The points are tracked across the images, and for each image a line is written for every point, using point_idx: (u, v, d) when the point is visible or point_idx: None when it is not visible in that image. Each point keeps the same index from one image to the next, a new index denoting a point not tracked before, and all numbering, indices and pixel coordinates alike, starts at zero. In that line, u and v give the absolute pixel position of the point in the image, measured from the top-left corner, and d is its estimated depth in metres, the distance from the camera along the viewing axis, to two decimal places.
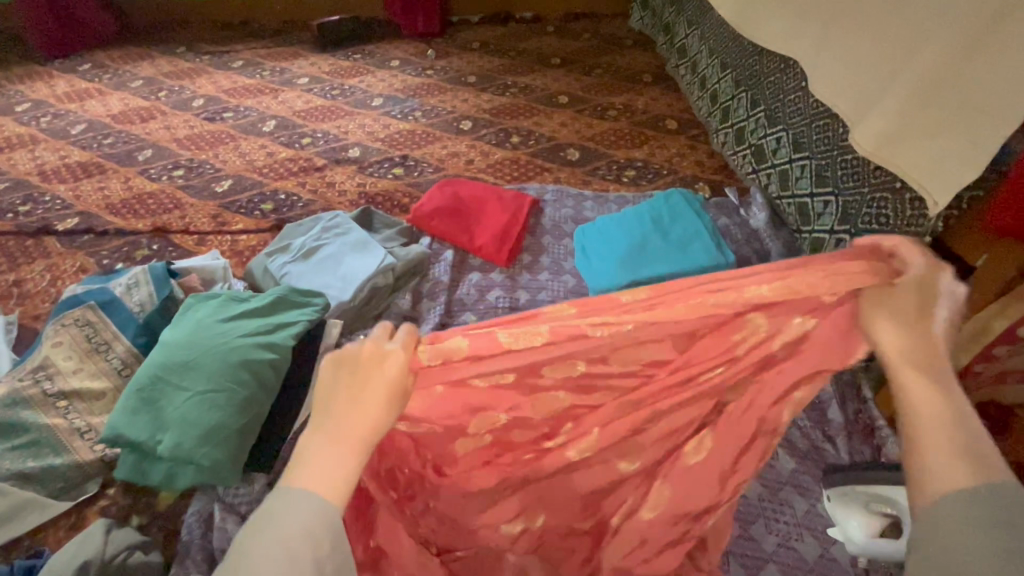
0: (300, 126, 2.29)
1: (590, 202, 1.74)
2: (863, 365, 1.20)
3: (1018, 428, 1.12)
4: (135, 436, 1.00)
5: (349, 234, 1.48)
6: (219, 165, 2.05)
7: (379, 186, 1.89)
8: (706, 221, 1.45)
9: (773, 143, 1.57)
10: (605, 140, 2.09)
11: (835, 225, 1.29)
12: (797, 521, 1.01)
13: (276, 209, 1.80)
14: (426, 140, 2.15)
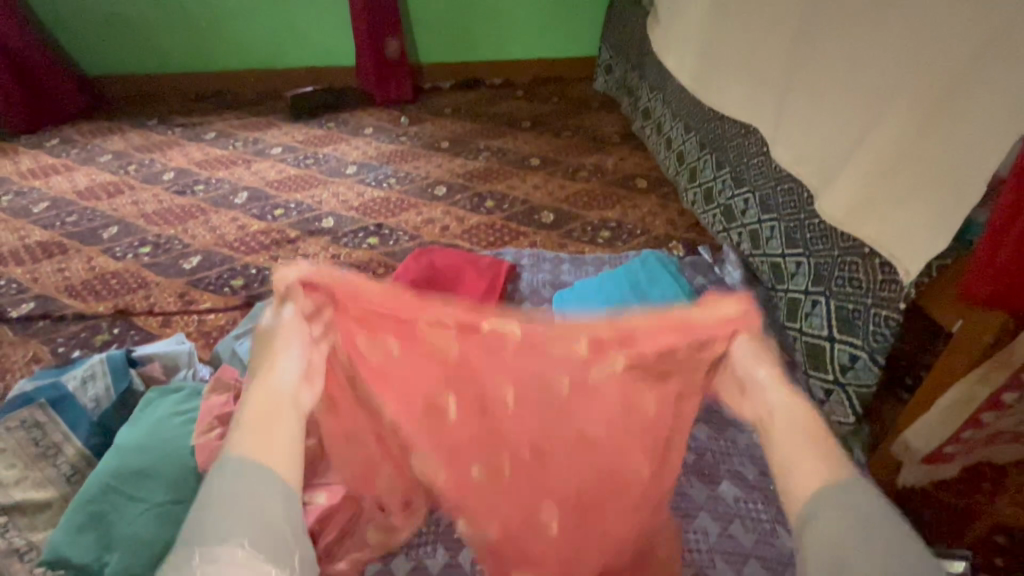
0: (273, 196, 2.28)
1: (567, 265, 1.74)
2: (852, 429, 1.18)
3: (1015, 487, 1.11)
4: (77, 559, 0.91)
5: None
6: (188, 241, 2.00)
7: (354, 257, 1.86)
8: (683, 285, 1.45)
9: (742, 204, 1.62)
10: (577, 202, 2.12)
11: (810, 286, 1.30)
12: None
13: (247, 285, 1.74)
14: (401, 208, 2.15)
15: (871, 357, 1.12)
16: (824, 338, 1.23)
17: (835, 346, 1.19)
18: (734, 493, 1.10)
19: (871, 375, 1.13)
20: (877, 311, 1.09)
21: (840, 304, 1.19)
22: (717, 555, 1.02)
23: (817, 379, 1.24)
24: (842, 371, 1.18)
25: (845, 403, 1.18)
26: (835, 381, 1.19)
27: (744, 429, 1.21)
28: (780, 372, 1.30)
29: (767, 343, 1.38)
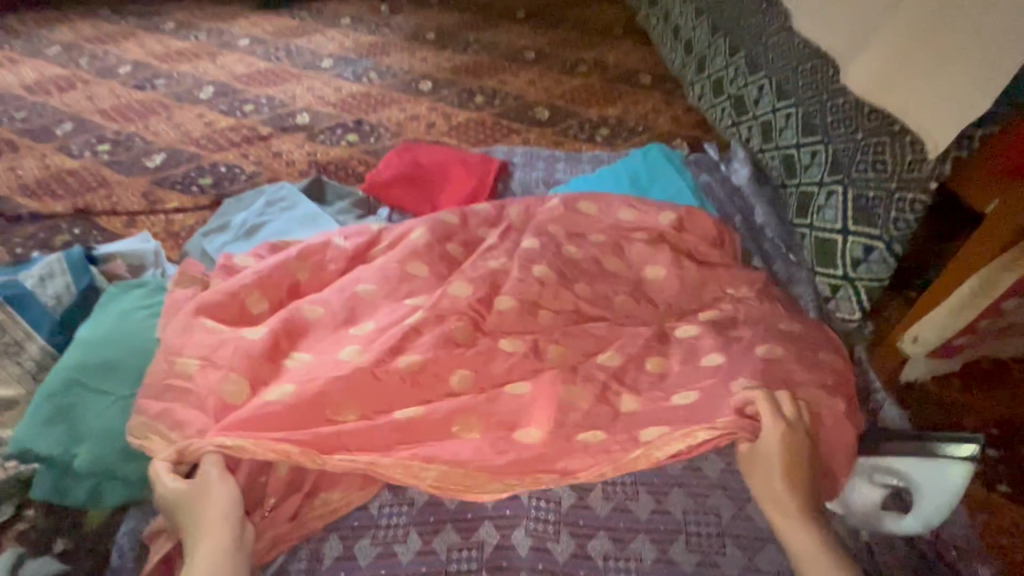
0: (242, 92, 2.08)
1: (562, 163, 1.62)
2: (856, 326, 1.13)
3: (1012, 383, 1.10)
4: (46, 452, 0.85)
5: (296, 208, 1.34)
6: (150, 138, 1.83)
7: (332, 154, 1.71)
8: (687, 179, 1.38)
9: (755, 92, 1.47)
10: (574, 98, 1.94)
11: (825, 176, 1.18)
12: None
13: (216, 183, 1.60)
14: (382, 104, 1.97)
15: (888, 248, 1.07)
16: (837, 232, 1.13)
17: (849, 240, 1.11)
18: None
19: (885, 268, 1.08)
20: (901, 197, 1.04)
21: (860, 193, 1.10)
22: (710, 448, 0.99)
23: (823, 277, 1.16)
24: (853, 266, 1.11)
25: (852, 300, 1.12)
26: (844, 278, 1.12)
27: None
28: (784, 271, 1.24)
29: (773, 242, 1.30)
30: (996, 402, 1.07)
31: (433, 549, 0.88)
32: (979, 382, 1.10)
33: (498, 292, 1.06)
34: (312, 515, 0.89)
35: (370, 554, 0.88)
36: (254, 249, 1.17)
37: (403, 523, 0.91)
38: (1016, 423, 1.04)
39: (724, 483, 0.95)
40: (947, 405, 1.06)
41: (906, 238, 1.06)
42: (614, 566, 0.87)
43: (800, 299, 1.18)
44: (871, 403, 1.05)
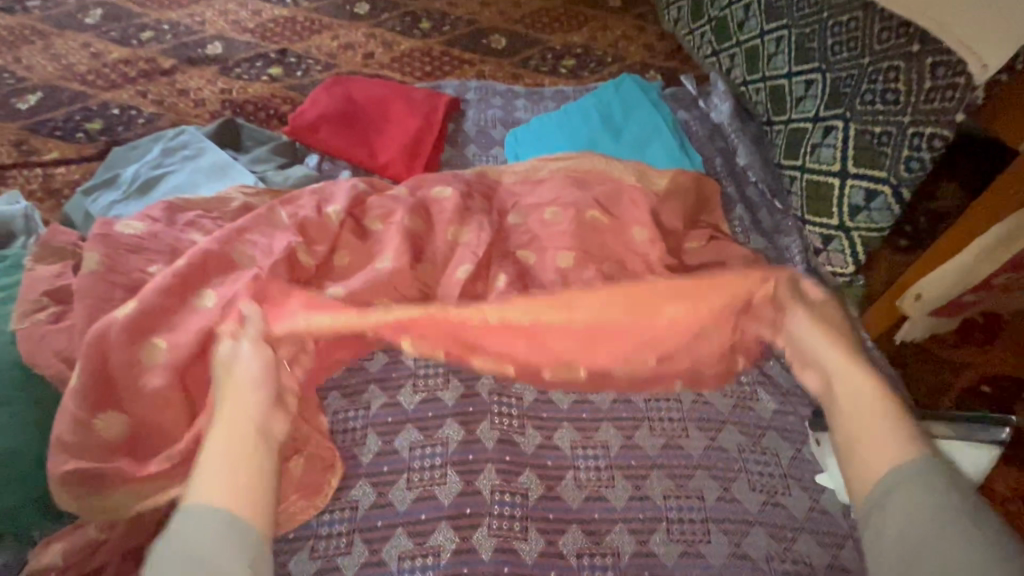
0: (138, 15, 1.73)
1: (522, 100, 1.41)
2: (847, 280, 1.03)
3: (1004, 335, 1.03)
4: None
5: (202, 157, 1.10)
6: (23, 73, 1.51)
7: (250, 91, 1.44)
8: (664, 114, 1.21)
9: (740, 13, 1.28)
10: (535, 23, 1.69)
11: (821, 110, 1.04)
12: (783, 471, 0.85)
13: (108, 128, 1.33)
14: (311, 30, 1.68)
15: (895, 192, 0.94)
16: (834, 174, 1.01)
17: (849, 184, 0.99)
18: None
19: (887, 217, 0.96)
20: (914, 131, 0.90)
21: (862, 128, 0.97)
22: (691, 424, 0.89)
23: (814, 226, 1.05)
24: (851, 214, 0.99)
25: (845, 253, 1.01)
26: (840, 226, 1.01)
27: None
28: (770, 221, 1.12)
29: (757, 187, 1.17)
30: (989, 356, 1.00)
31: (380, 559, 0.76)
32: (972, 335, 1.03)
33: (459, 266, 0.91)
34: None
35: (307, 569, 0.76)
36: (147, 211, 0.95)
37: (344, 531, 0.79)
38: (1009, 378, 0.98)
39: (707, 462, 0.86)
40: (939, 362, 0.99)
41: (919, 180, 0.92)
42: (589, 564, 0.77)
43: (786, 251, 1.07)
44: None
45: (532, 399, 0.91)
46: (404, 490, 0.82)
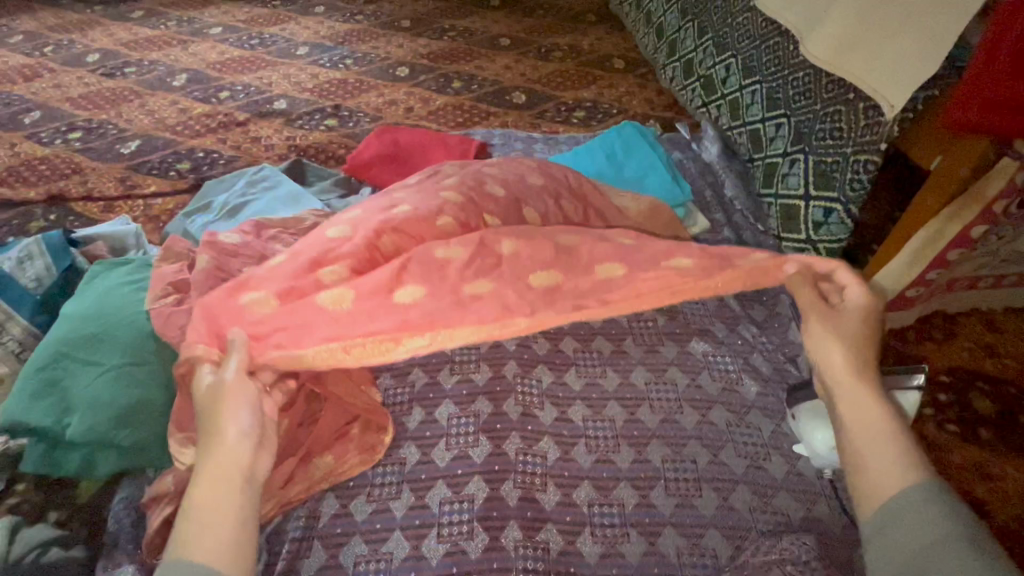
0: (216, 79, 2.06)
1: (540, 144, 1.66)
2: None
3: (959, 334, 1.19)
4: (37, 423, 0.86)
5: (278, 188, 1.35)
6: (124, 125, 1.81)
7: (311, 138, 1.72)
8: (660, 154, 1.44)
9: (723, 71, 1.54)
10: (551, 83, 1.98)
11: (788, 147, 1.29)
12: (764, 442, 1.00)
13: (195, 168, 1.60)
14: (360, 90, 1.98)
15: (845, 209, 1.16)
16: (800, 197, 1.24)
17: (811, 204, 1.22)
18: (703, 348, 1.13)
19: (843, 230, 1.18)
20: (856, 158, 1.12)
21: (819, 159, 1.20)
22: (685, 402, 1.04)
23: (789, 242, 1.27)
24: (815, 229, 1.21)
25: None
26: (808, 240, 1.23)
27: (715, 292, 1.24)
28: (753, 240, 1.30)
29: (741, 214, 1.36)
30: (945, 351, 1.16)
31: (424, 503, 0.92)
32: (931, 334, 1.19)
33: None
34: (303, 476, 0.93)
35: (365, 510, 0.92)
36: (239, 228, 1.18)
37: (394, 480, 0.94)
38: (964, 370, 1.13)
39: (699, 433, 1.01)
40: (901, 355, 1.15)
41: (862, 198, 1.14)
42: (598, 512, 0.91)
43: None
44: None
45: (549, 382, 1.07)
46: (443, 449, 0.97)
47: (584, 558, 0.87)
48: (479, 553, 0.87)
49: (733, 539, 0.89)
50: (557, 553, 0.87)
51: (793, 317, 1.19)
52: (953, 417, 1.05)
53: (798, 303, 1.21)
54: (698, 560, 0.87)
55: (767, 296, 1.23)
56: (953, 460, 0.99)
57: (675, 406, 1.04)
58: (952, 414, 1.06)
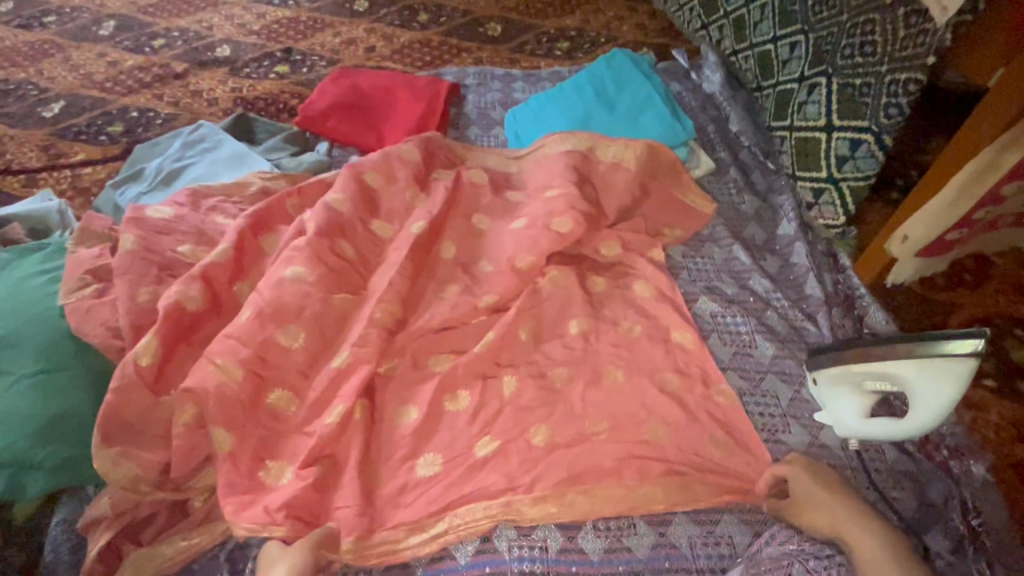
0: (149, 25, 1.80)
1: (520, 82, 1.47)
2: (839, 232, 1.10)
3: (994, 277, 1.09)
4: None
5: (220, 149, 1.17)
6: (45, 85, 1.58)
7: (259, 89, 1.51)
8: (655, 85, 1.26)
9: None
10: (529, 10, 1.74)
11: (806, 70, 1.12)
12: (782, 411, 0.90)
13: (128, 130, 1.40)
14: (313, 29, 1.74)
15: (877, 140, 1.01)
16: (821, 129, 1.08)
17: (833, 137, 1.06)
18: (711, 308, 1.01)
19: (871, 165, 1.03)
20: (891, 79, 0.97)
21: (845, 82, 1.04)
22: (693, 372, 0.93)
23: (805, 181, 1.12)
24: (838, 165, 1.06)
25: (835, 204, 1.08)
26: (829, 178, 1.08)
27: (722, 243, 1.10)
28: (763, 182, 1.18)
29: (749, 151, 1.22)
30: (979, 296, 1.07)
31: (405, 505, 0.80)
32: (962, 279, 1.09)
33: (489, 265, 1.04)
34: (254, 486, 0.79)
35: None
36: (174, 199, 1.02)
37: None
38: (999, 317, 1.05)
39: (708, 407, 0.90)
40: (930, 306, 1.06)
41: (898, 126, 0.99)
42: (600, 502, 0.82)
43: (780, 209, 1.13)
44: (855, 309, 1.02)
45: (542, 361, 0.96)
46: (430, 455, 0.84)
47: (586, 555, 0.78)
48: (468, 556, 0.78)
49: (750, 522, 0.81)
50: (555, 552, 0.78)
51: (810, 267, 1.05)
52: (989, 370, 0.98)
53: (816, 251, 1.08)
54: (713, 548, 0.79)
55: (780, 244, 1.10)
56: (990, 420, 0.93)
57: (687, 376, 0.92)
58: (989, 366, 0.98)
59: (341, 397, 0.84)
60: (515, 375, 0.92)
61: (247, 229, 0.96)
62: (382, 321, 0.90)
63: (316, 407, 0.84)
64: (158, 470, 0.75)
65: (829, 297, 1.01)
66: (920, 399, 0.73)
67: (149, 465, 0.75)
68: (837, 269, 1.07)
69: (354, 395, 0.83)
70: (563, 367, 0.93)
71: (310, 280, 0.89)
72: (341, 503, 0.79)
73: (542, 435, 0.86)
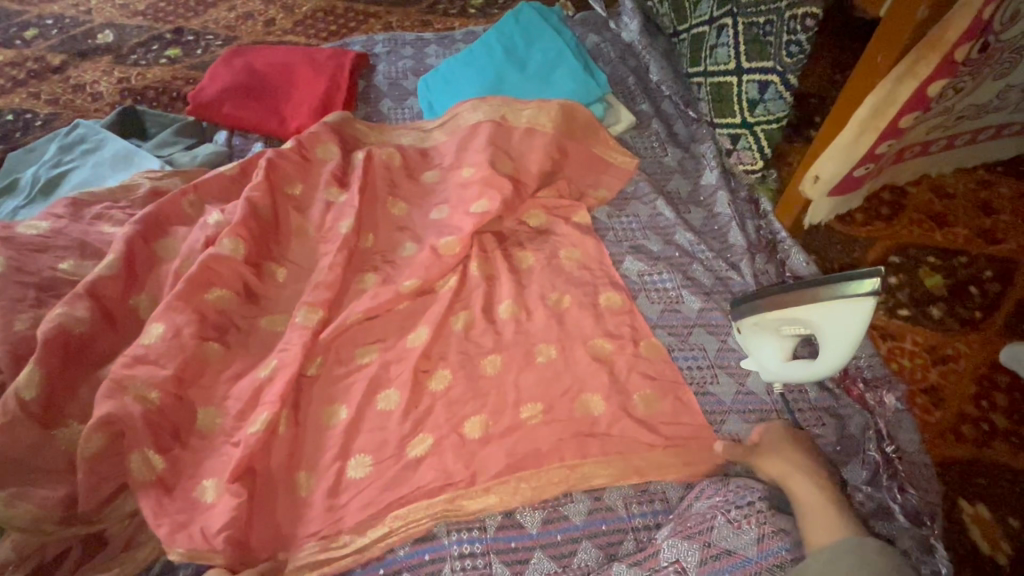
0: (16, 13, 1.61)
1: (432, 46, 1.39)
2: (759, 176, 1.09)
3: (910, 207, 1.13)
4: None
5: (103, 149, 1.07)
6: None
7: (149, 77, 1.38)
8: (568, 38, 1.21)
9: None
10: None
11: (714, 11, 1.08)
12: (710, 363, 0.91)
13: (3, 136, 1.26)
14: (205, 4, 1.59)
15: (783, 80, 0.99)
16: (732, 72, 1.06)
17: (744, 80, 1.04)
18: (637, 268, 1.00)
19: (781, 106, 1.01)
20: (791, 15, 0.93)
21: (749, 21, 1.00)
22: (625, 334, 0.92)
23: (723, 128, 1.10)
24: (751, 109, 1.04)
25: (752, 149, 1.07)
26: (743, 124, 1.06)
27: (647, 198, 1.08)
28: (684, 131, 1.16)
29: (671, 101, 1.19)
30: (896, 229, 1.10)
31: (338, 507, 0.77)
32: (880, 212, 1.12)
33: (413, 248, 1.00)
34: (176, 508, 0.74)
35: None
36: (50, 209, 0.93)
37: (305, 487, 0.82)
38: (914, 246, 1.08)
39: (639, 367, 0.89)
40: (850, 241, 1.09)
41: (802, 64, 0.96)
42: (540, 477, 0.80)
43: (702, 158, 1.12)
44: (778, 253, 1.02)
45: (472, 337, 0.92)
46: (361, 455, 0.81)
47: (525, 529, 0.78)
48: (407, 547, 0.77)
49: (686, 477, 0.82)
50: (494, 530, 0.78)
51: (732, 215, 1.04)
52: (906, 300, 1.02)
53: (738, 199, 1.07)
54: (647, 505, 0.80)
55: (703, 194, 1.09)
56: (905, 348, 0.98)
57: (618, 338, 0.91)
58: (905, 296, 1.03)
59: (265, 404, 0.80)
60: (447, 368, 0.88)
61: (135, 236, 0.88)
62: (307, 323, 0.87)
63: (240, 416, 0.80)
64: (60, 506, 0.71)
65: (751, 244, 1.01)
66: (831, 341, 0.75)
67: (48, 501, 0.70)
68: (759, 214, 1.07)
69: (272, 398, 0.80)
70: (494, 344, 0.91)
71: (227, 296, 0.88)
72: (275, 516, 0.76)
73: (477, 422, 0.84)
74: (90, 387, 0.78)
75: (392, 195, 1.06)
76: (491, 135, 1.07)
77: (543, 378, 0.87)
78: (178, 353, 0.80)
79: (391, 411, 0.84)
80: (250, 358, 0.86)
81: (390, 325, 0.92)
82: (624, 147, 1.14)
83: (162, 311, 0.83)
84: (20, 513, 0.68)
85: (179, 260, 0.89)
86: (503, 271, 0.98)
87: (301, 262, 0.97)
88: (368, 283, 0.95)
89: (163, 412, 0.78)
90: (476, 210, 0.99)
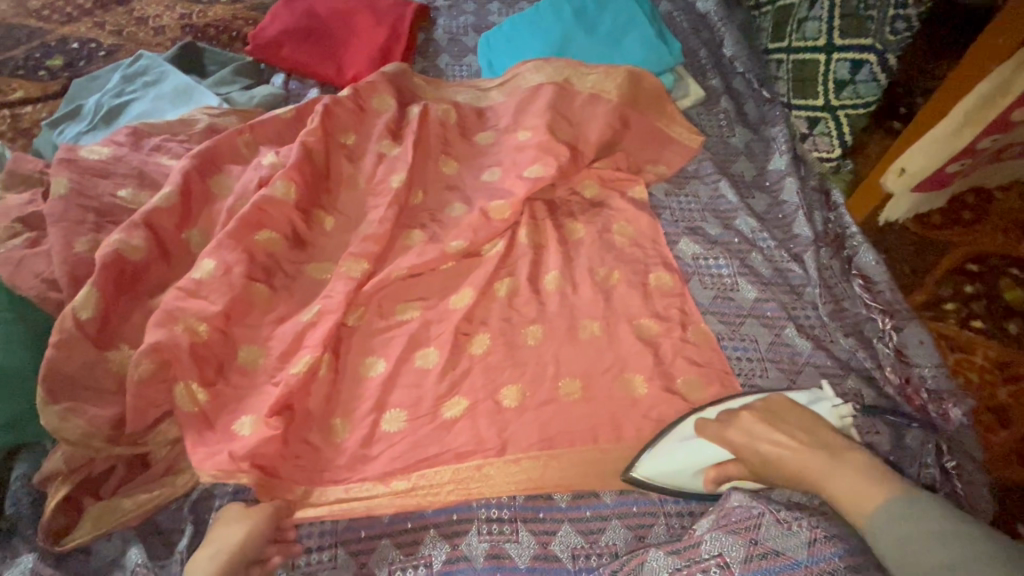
0: None
1: (496, 3, 1.34)
2: (835, 165, 1.02)
3: (994, 213, 1.05)
4: None
5: (164, 83, 1.07)
6: None
7: (210, 15, 1.37)
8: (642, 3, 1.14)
9: None
10: None
11: None
12: (760, 355, 0.87)
13: (69, 64, 1.28)
14: None
15: (880, 60, 0.93)
16: (820, 50, 0.99)
17: (833, 59, 0.97)
18: (692, 250, 0.96)
19: (872, 90, 0.95)
20: None
21: None
22: (674, 317, 0.88)
23: (800, 110, 1.03)
24: (836, 91, 0.98)
25: (831, 134, 1.00)
26: (826, 106, 1.00)
27: (709, 178, 1.03)
28: (756, 111, 1.09)
29: (744, 78, 1.12)
30: (976, 235, 1.03)
31: (370, 458, 0.78)
32: (960, 215, 1.05)
33: (462, 208, 0.98)
34: (216, 440, 0.75)
35: None
36: (111, 137, 0.94)
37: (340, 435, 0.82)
38: (994, 255, 1.01)
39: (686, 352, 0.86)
40: (924, 244, 1.02)
41: (904, 44, 0.92)
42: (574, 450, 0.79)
43: (773, 141, 1.05)
44: (845, 248, 0.97)
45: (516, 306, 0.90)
46: (395, 410, 0.80)
47: (554, 501, 0.77)
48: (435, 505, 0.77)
49: None
50: (522, 499, 0.77)
51: (800, 204, 0.98)
52: (979, 311, 0.96)
53: (808, 187, 1.01)
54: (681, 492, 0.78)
55: (770, 180, 1.03)
56: (974, 362, 0.92)
57: (666, 320, 0.88)
58: (978, 308, 0.96)
59: (308, 347, 0.80)
60: (488, 332, 0.87)
61: (192, 169, 0.89)
62: (352, 273, 0.87)
63: (284, 357, 0.81)
64: (109, 425, 0.73)
65: (818, 236, 0.95)
66: None
67: (96, 419, 0.72)
68: (829, 206, 1.01)
69: (315, 344, 0.80)
70: (537, 313, 0.89)
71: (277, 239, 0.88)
72: (308, 459, 0.77)
73: (514, 390, 0.82)
74: (142, 314, 0.80)
75: (445, 153, 1.03)
76: (552, 97, 1.02)
77: (585, 352, 0.85)
78: (226, 290, 0.81)
79: (429, 368, 0.83)
80: (295, 302, 0.86)
81: (434, 283, 0.91)
82: (689, 123, 1.08)
83: (214, 247, 0.83)
84: (71, 426, 0.70)
85: (231, 198, 0.89)
86: (551, 241, 0.95)
87: (353, 211, 0.95)
88: (415, 239, 0.94)
89: (209, 345, 0.79)
90: (531, 174, 0.96)
